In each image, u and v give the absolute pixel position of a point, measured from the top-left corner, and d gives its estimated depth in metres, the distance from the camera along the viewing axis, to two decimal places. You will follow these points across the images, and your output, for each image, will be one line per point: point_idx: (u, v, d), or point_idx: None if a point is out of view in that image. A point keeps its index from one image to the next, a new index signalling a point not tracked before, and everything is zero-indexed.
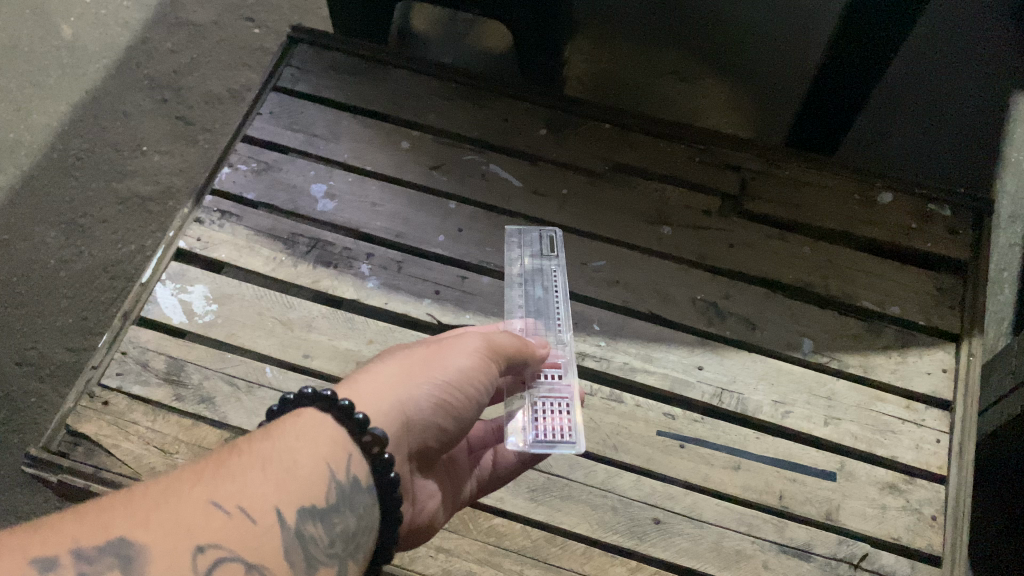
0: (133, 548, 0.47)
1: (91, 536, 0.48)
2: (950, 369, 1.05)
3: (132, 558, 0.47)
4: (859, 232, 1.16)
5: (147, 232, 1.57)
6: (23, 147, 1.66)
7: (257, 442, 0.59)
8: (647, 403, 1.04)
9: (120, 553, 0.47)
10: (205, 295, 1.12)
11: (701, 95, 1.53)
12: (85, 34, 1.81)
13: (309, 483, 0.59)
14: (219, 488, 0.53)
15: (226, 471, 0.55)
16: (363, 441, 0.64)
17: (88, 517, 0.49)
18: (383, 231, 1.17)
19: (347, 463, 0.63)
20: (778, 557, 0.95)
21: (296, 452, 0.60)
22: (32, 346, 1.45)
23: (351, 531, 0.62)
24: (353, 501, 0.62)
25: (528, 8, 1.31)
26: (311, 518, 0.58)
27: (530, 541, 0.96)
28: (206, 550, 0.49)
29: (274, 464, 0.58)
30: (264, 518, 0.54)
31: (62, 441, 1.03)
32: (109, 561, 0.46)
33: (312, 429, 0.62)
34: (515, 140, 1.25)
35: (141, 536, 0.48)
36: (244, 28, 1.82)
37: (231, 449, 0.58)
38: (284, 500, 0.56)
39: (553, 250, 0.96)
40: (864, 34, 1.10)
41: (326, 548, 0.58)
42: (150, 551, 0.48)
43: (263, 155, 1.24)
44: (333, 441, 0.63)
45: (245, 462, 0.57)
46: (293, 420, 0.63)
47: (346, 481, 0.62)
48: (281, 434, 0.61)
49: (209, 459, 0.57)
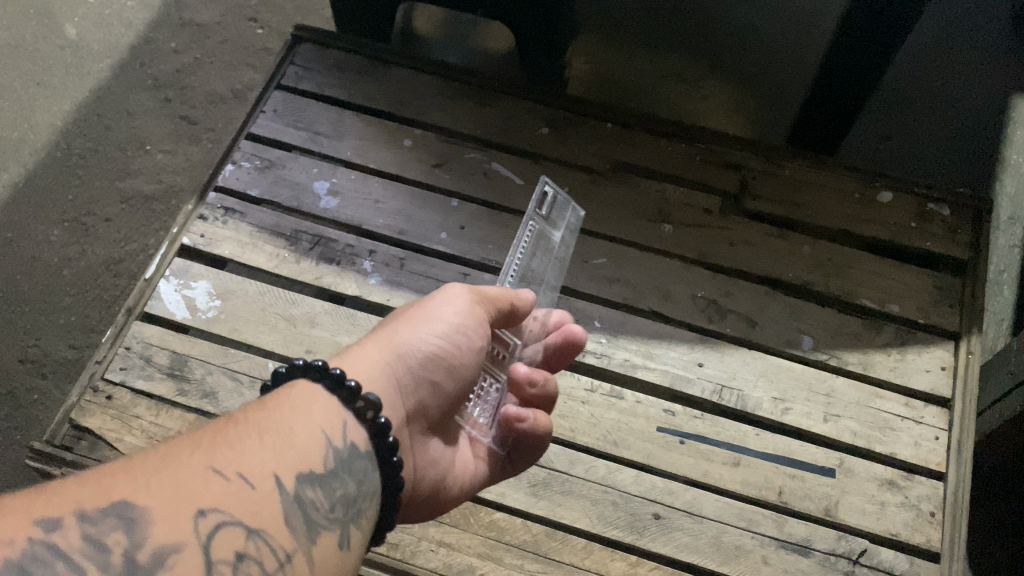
0: (135, 511, 0.48)
1: (93, 498, 0.48)
2: (949, 366, 1.06)
3: (136, 520, 0.48)
4: (859, 231, 1.16)
5: (150, 230, 1.58)
6: (26, 146, 1.66)
7: (253, 413, 0.60)
8: (647, 400, 1.04)
9: (123, 515, 0.47)
10: (208, 291, 1.13)
11: (702, 95, 1.55)
12: (88, 34, 1.81)
13: (306, 450, 0.60)
14: (218, 455, 0.54)
15: (223, 439, 0.56)
16: (356, 408, 0.65)
17: (90, 481, 0.50)
18: (385, 229, 1.18)
19: (343, 430, 0.64)
20: (778, 552, 0.95)
21: (293, 421, 0.61)
22: (35, 343, 1.46)
23: (352, 496, 0.62)
24: (352, 466, 0.63)
25: (530, 9, 1.32)
26: (310, 484, 0.58)
27: (530, 535, 0.96)
28: (206, 514, 0.50)
29: (271, 432, 0.59)
30: (263, 483, 0.55)
31: (66, 435, 1.04)
32: (112, 523, 0.47)
33: (306, 399, 0.63)
34: (517, 138, 1.26)
35: (142, 499, 0.49)
36: (248, 29, 1.83)
37: (228, 420, 0.59)
38: (282, 466, 0.57)
39: (541, 206, 1.01)
40: (864, 37, 1.11)
41: (327, 513, 0.58)
42: (152, 514, 0.48)
43: (266, 152, 1.25)
44: (326, 410, 0.64)
45: (242, 431, 0.58)
46: (286, 392, 0.64)
47: (343, 447, 0.63)
48: (276, 405, 0.62)
49: (206, 429, 0.58)
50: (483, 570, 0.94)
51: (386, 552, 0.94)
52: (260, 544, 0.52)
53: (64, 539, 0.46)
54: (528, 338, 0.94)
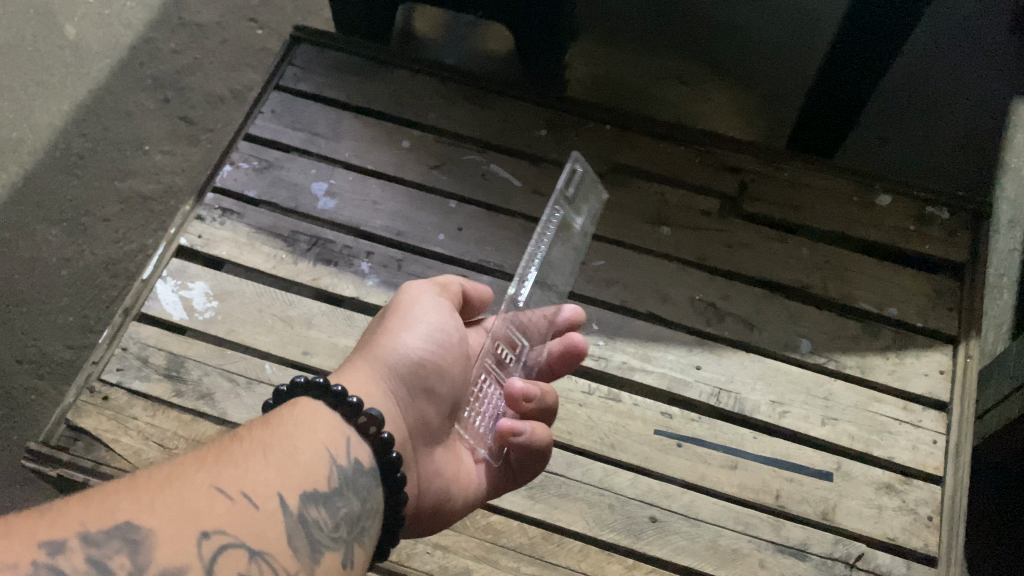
0: (139, 532, 0.47)
1: (97, 520, 0.47)
2: (947, 370, 1.06)
3: (140, 543, 0.47)
4: (858, 235, 1.16)
5: (149, 231, 1.58)
6: (26, 145, 1.66)
7: (256, 431, 0.60)
8: (645, 403, 1.04)
9: (127, 538, 0.47)
10: (205, 292, 1.13)
11: (702, 98, 1.58)
12: (88, 33, 1.81)
13: (310, 468, 0.60)
14: (223, 474, 0.54)
15: (228, 458, 0.56)
16: (359, 423, 0.66)
17: (93, 501, 0.49)
18: (383, 230, 1.18)
19: (346, 447, 0.64)
20: (775, 555, 0.95)
21: (297, 439, 0.61)
22: (32, 342, 1.45)
23: (355, 515, 0.62)
24: (357, 484, 0.63)
25: (529, 9, 1.32)
26: (314, 503, 0.58)
27: (527, 538, 0.96)
28: (210, 536, 0.50)
29: (275, 450, 0.59)
30: (267, 503, 0.55)
31: (62, 435, 1.04)
32: (117, 546, 0.46)
33: (310, 416, 0.64)
34: (516, 139, 1.26)
35: (147, 520, 0.48)
36: (247, 29, 1.83)
37: (231, 438, 0.59)
38: (286, 485, 0.57)
39: (568, 188, 1.03)
40: (863, 42, 1.11)
41: (329, 532, 0.58)
42: (156, 536, 0.48)
43: (265, 153, 1.25)
44: (330, 428, 0.64)
45: (247, 449, 0.58)
46: (289, 410, 0.64)
47: (347, 465, 0.63)
48: (280, 423, 0.62)
49: (210, 446, 0.57)
50: (479, 573, 0.94)
51: None
52: (264, 565, 0.51)
53: (67, 562, 0.45)
54: (534, 339, 0.94)
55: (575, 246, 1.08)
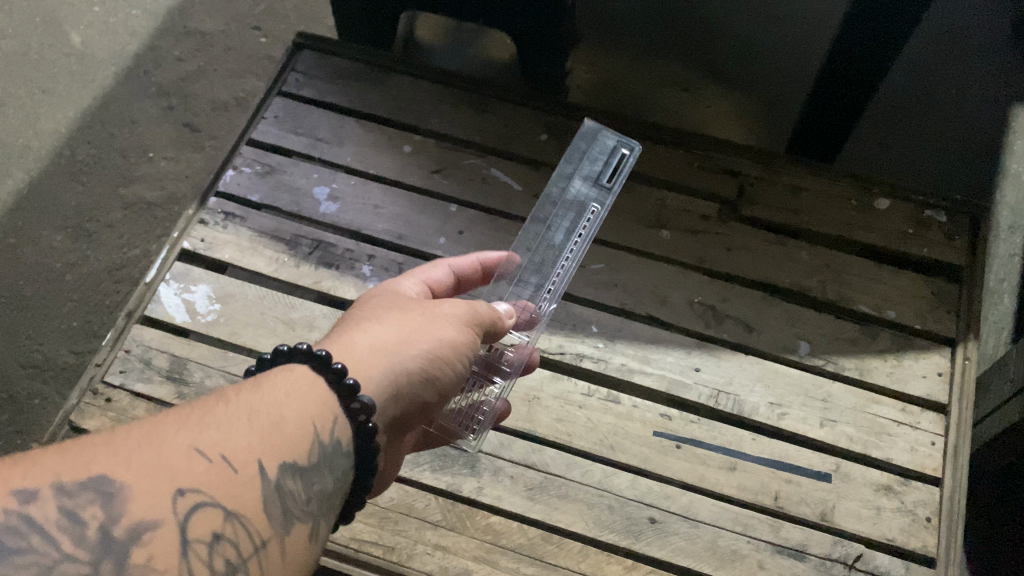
0: (114, 486, 0.49)
1: (72, 471, 0.49)
2: (945, 372, 1.06)
3: (114, 496, 0.49)
4: (857, 238, 1.17)
5: (153, 236, 1.59)
6: (31, 153, 1.68)
7: (244, 393, 0.60)
8: (643, 404, 1.05)
9: (102, 490, 0.49)
10: (208, 295, 1.14)
11: (705, 104, 1.59)
12: (95, 42, 1.83)
13: (293, 438, 0.59)
14: (203, 435, 0.54)
15: (212, 419, 0.56)
16: (351, 407, 0.65)
17: (70, 452, 0.50)
18: (384, 234, 1.19)
19: (333, 425, 0.63)
20: (773, 556, 0.95)
21: (284, 407, 0.60)
22: (37, 348, 1.46)
23: (328, 492, 0.62)
24: (334, 462, 0.63)
25: (528, 13, 1.34)
26: (292, 474, 0.58)
27: (527, 539, 0.96)
28: (186, 493, 0.51)
29: (260, 417, 0.59)
30: (246, 469, 0.55)
31: (64, 437, 1.04)
32: (89, 497, 0.48)
33: (302, 386, 0.63)
34: (516, 144, 1.27)
35: (121, 474, 0.50)
36: (251, 37, 1.85)
37: (217, 397, 0.59)
38: (267, 453, 0.57)
39: (609, 184, 1.06)
40: (860, 48, 1.12)
41: (303, 505, 0.59)
42: (129, 490, 0.49)
43: (267, 158, 1.26)
44: (320, 401, 0.63)
45: (231, 412, 0.57)
46: (284, 374, 0.63)
47: (329, 442, 0.63)
48: (269, 389, 0.61)
49: (196, 405, 0.58)
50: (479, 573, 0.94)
51: (382, 555, 0.95)
52: (236, 527, 0.53)
53: (40, 510, 0.47)
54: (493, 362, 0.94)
55: (556, 198, 1.03)
